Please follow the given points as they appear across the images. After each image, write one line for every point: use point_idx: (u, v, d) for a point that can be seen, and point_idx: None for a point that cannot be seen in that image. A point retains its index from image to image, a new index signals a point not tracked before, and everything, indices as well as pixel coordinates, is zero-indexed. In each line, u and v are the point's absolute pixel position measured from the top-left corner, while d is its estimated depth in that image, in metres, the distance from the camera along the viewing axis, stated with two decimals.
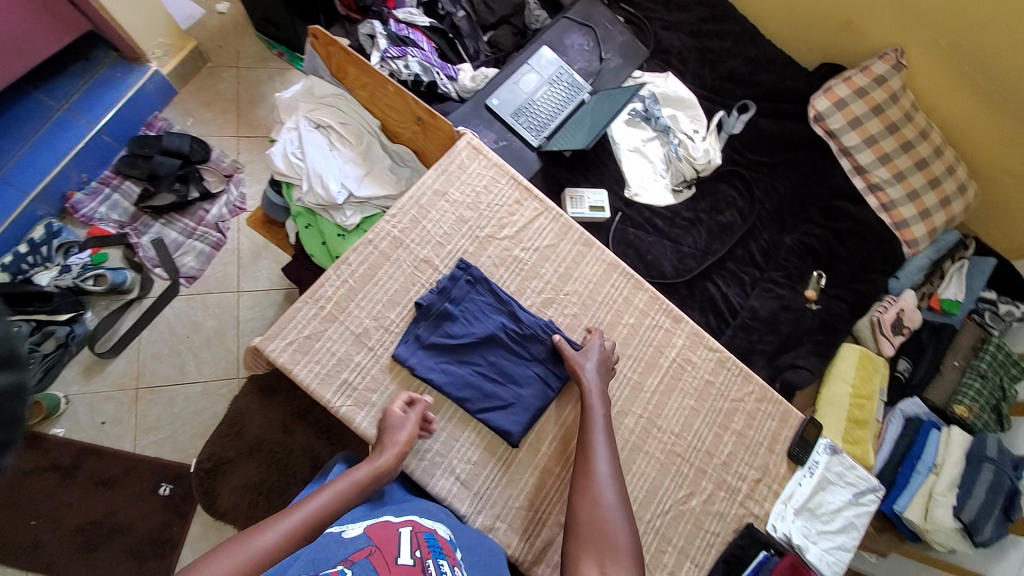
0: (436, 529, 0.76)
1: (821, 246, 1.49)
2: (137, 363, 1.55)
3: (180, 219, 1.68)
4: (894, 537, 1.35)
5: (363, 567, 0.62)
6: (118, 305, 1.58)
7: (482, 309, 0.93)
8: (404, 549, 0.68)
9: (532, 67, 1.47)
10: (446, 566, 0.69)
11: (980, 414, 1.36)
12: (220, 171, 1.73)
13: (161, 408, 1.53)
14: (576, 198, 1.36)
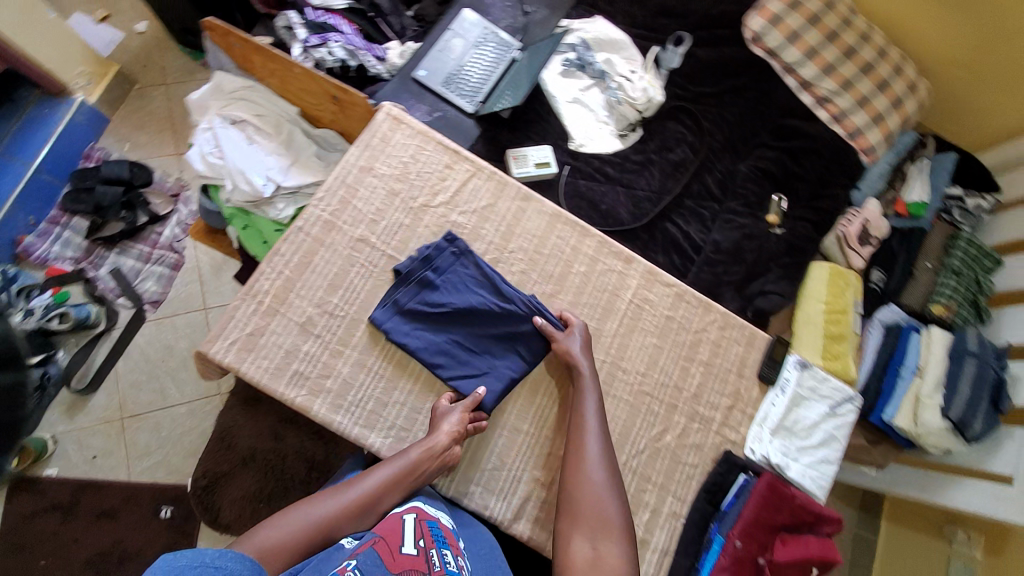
0: (438, 517, 0.78)
1: (778, 169, 1.46)
2: (117, 394, 1.54)
3: (134, 245, 1.64)
4: (891, 448, 1.32)
5: (367, 558, 0.65)
6: (87, 341, 1.55)
7: (462, 282, 0.91)
8: (408, 538, 0.70)
9: (455, 32, 1.42)
10: (449, 554, 0.70)
11: (960, 310, 1.34)
12: (165, 192, 1.69)
13: (149, 433, 1.52)
14: (519, 158, 1.33)
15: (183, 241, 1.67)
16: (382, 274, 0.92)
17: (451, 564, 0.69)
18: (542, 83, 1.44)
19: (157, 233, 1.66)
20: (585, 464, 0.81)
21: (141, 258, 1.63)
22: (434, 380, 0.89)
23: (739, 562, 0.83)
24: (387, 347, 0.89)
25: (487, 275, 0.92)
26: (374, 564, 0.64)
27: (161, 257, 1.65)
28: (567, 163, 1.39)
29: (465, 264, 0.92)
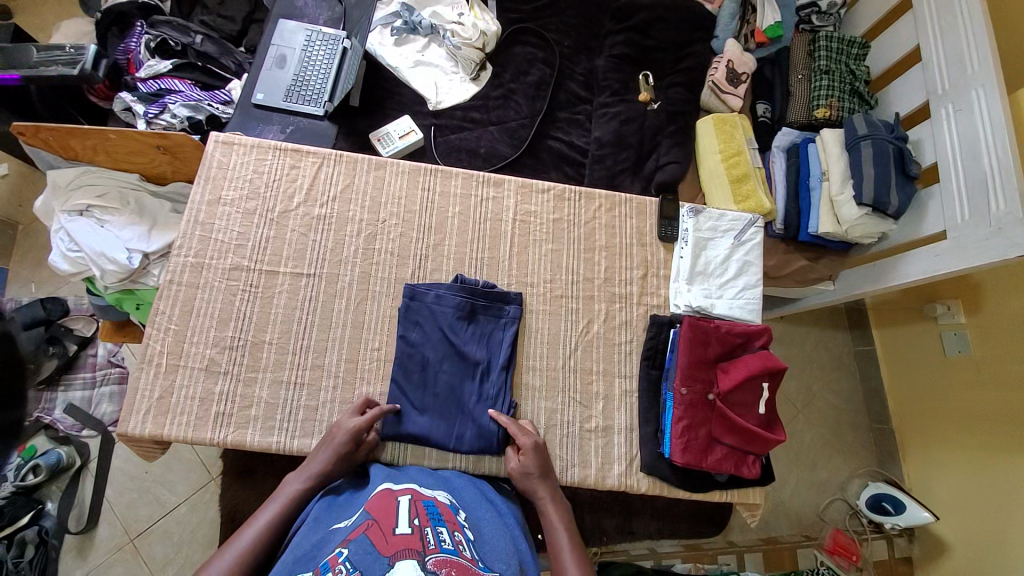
0: (435, 497, 0.74)
1: (632, 48, 1.46)
2: (119, 521, 1.38)
3: (76, 375, 1.46)
4: (835, 257, 1.38)
5: (358, 544, 0.59)
6: (72, 482, 1.38)
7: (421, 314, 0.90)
8: (402, 519, 0.65)
9: (278, 45, 1.35)
10: (445, 532, 0.64)
11: (842, 104, 1.35)
12: (87, 312, 1.52)
13: (164, 542, 1.38)
14: (382, 138, 1.31)
15: (121, 352, 1.50)
16: (265, 291, 0.91)
17: (447, 541, 0.63)
18: (371, 52, 1.42)
19: (93, 355, 1.48)
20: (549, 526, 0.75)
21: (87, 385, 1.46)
22: (354, 367, 0.89)
23: (692, 405, 0.85)
24: (297, 355, 0.89)
25: (425, 317, 0.90)
26: (366, 548, 0.58)
27: (107, 376, 1.49)
28: (431, 124, 1.38)
29: (400, 318, 0.91)
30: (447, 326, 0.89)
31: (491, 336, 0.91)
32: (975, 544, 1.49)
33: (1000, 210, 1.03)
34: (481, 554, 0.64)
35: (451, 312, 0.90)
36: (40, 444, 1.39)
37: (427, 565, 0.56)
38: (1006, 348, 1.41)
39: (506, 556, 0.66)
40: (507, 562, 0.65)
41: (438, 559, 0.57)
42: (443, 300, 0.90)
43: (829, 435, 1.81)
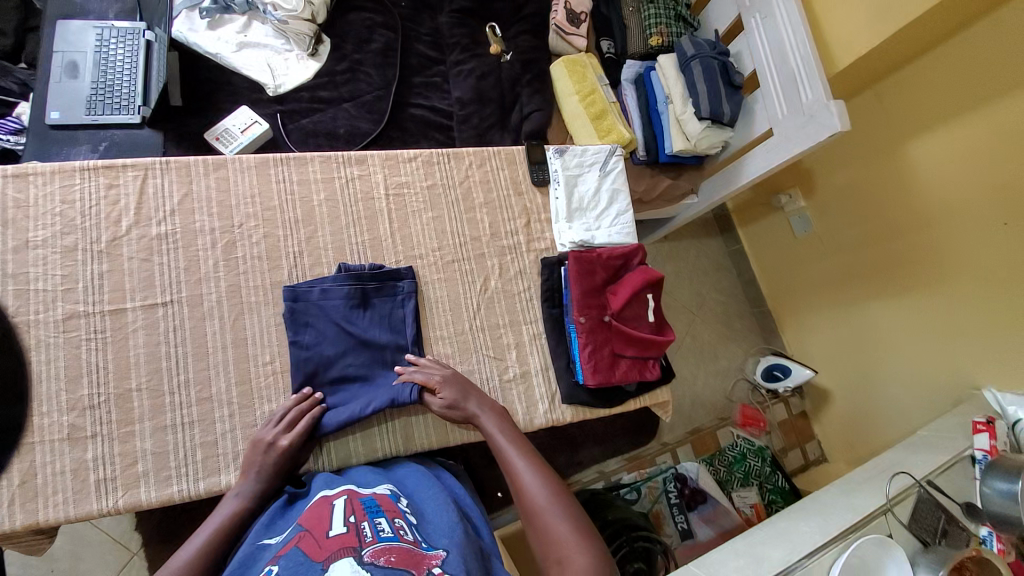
0: (374, 492, 0.73)
1: (470, 0, 1.44)
2: None
3: None
4: (693, 171, 1.53)
5: (289, 557, 0.57)
6: None
7: (310, 314, 0.85)
8: (337, 520, 0.64)
9: (59, 48, 1.14)
10: (384, 521, 0.65)
11: (670, 28, 1.46)
12: None
13: None
14: (221, 136, 1.18)
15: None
16: (116, 334, 0.80)
17: (386, 530, 0.63)
18: (180, 40, 1.24)
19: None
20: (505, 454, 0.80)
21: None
22: (248, 387, 0.83)
23: (592, 330, 0.92)
24: (177, 393, 0.80)
25: (318, 316, 0.86)
26: (298, 558, 0.57)
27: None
28: (276, 113, 1.27)
29: (286, 322, 0.85)
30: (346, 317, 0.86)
31: (394, 312, 0.90)
32: (846, 380, 1.81)
33: (809, 100, 1.19)
34: (424, 536, 0.65)
35: (341, 305, 0.86)
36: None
37: (365, 557, 0.56)
38: (843, 211, 1.67)
39: (446, 529, 0.67)
40: (449, 537, 0.66)
41: (376, 550, 0.58)
42: (331, 296, 0.86)
43: (723, 328, 2.06)
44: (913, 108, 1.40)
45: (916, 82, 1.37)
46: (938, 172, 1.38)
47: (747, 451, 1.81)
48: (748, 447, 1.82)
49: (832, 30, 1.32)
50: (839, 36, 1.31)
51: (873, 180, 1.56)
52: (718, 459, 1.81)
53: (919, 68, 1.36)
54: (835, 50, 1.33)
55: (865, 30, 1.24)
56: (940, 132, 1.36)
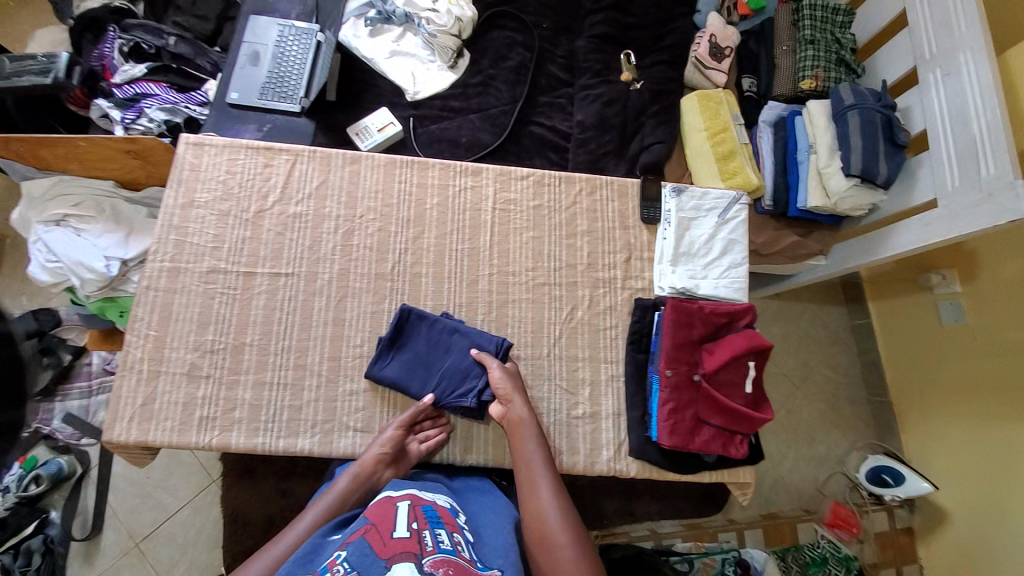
0: (434, 501, 0.74)
1: (613, 27, 1.43)
2: (124, 525, 1.33)
3: (73, 385, 1.39)
4: (825, 231, 1.36)
5: (355, 547, 0.59)
6: (74, 490, 1.32)
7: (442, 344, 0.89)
8: (400, 522, 0.65)
9: (251, 42, 1.35)
10: (444, 533, 0.65)
11: (829, 74, 1.30)
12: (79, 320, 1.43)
13: (168, 546, 1.33)
14: (361, 132, 1.29)
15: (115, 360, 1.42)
16: (244, 292, 0.91)
17: (445, 542, 0.64)
18: (345, 44, 1.39)
19: (87, 363, 1.41)
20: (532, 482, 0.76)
21: (84, 393, 1.38)
22: (337, 366, 0.89)
23: (678, 387, 0.84)
24: (278, 356, 0.89)
25: (433, 363, 0.88)
26: (364, 550, 0.58)
27: (103, 385, 1.41)
28: (410, 116, 1.35)
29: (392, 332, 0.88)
30: (444, 373, 0.87)
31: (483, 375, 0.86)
32: (974, 510, 1.49)
33: (990, 175, 1.02)
34: (479, 555, 0.65)
35: (454, 368, 0.87)
36: (40, 454, 1.34)
37: (425, 566, 0.57)
38: (1003, 313, 1.40)
39: (506, 546, 0.68)
40: (504, 557, 0.66)
41: (437, 560, 0.59)
42: (454, 351, 0.87)
43: (829, 408, 1.81)
44: None
45: None
46: None
47: (829, 556, 1.56)
48: (831, 552, 1.56)
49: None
50: None
51: None
52: (792, 556, 1.60)
53: None
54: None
55: None
56: None
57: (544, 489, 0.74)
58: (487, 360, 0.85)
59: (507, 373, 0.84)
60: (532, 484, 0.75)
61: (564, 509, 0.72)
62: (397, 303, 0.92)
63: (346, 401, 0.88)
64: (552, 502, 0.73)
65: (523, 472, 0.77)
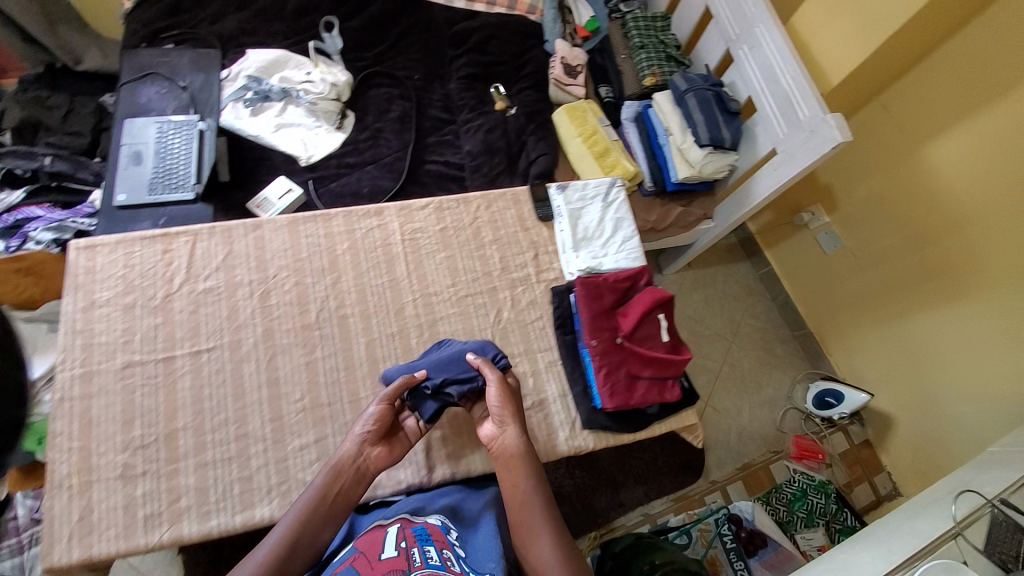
0: (426, 521, 0.75)
1: (477, 67, 1.59)
2: None
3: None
4: (704, 197, 1.55)
5: None
6: None
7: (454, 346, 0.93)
8: (388, 546, 0.67)
9: (130, 144, 1.35)
10: (432, 550, 0.66)
11: (663, 69, 1.53)
12: None
13: None
14: (262, 204, 1.32)
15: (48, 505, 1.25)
16: (167, 378, 0.90)
17: (434, 557, 0.65)
18: (229, 128, 1.43)
19: (11, 517, 1.22)
20: (533, 526, 0.75)
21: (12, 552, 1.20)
22: (281, 424, 0.89)
23: (605, 352, 0.92)
24: (216, 432, 0.88)
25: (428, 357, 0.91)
26: None
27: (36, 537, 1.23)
28: (308, 179, 1.39)
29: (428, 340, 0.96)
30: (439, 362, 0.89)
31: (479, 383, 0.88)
32: (908, 401, 1.66)
33: (806, 117, 1.23)
34: (469, 568, 0.67)
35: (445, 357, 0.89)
36: None
37: None
38: (867, 230, 1.61)
39: (495, 554, 0.71)
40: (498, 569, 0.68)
41: None
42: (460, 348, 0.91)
43: (761, 353, 1.98)
44: (922, 116, 1.37)
45: (923, 86, 1.35)
46: (958, 175, 1.34)
47: (806, 487, 1.69)
48: (808, 483, 1.70)
49: (823, 49, 1.31)
50: (831, 57, 1.30)
51: (894, 190, 1.50)
52: (775, 497, 1.69)
53: (920, 77, 1.35)
54: (825, 67, 1.32)
55: (856, 44, 1.24)
56: (954, 136, 1.32)
57: (545, 536, 0.73)
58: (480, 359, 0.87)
59: (501, 393, 0.84)
60: (534, 530, 0.74)
61: (563, 556, 0.71)
62: (329, 349, 0.93)
63: (297, 456, 0.87)
64: (553, 554, 0.72)
65: (522, 516, 0.76)
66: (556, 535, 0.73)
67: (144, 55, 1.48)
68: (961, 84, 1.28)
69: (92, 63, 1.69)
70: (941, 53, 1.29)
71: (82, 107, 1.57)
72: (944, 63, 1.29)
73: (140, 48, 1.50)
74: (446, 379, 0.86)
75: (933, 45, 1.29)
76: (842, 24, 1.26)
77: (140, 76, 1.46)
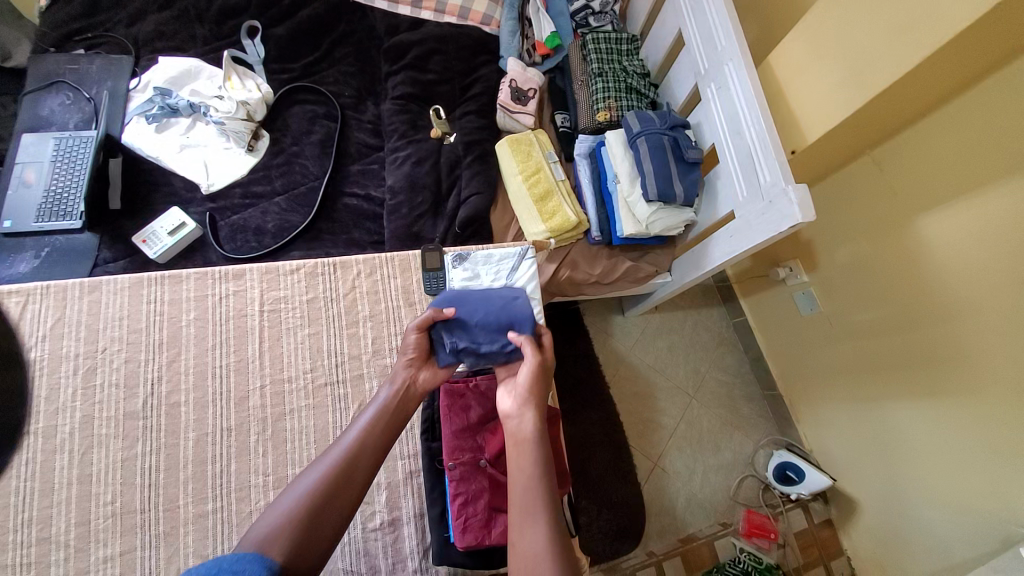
0: None
1: (415, 84, 1.41)
2: None
3: None
4: (656, 252, 1.37)
5: None
6: None
7: (484, 302, 0.90)
8: None
9: (23, 162, 1.22)
10: None
11: (620, 102, 1.32)
12: None
13: None
14: (149, 238, 1.19)
15: None
16: None
17: None
18: (127, 145, 1.30)
19: None
20: (529, 508, 0.68)
21: None
22: (86, 531, 0.80)
23: (465, 478, 0.82)
24: (17, 533, 0.79)
25: (476, 307, 0.89)
26: None
27: None
28: (207, 210, 1.27)
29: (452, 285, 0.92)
30: (474, 325, 0.87)
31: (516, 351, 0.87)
32: (878, 495, 1.43)
33: (768, 183, 1.00)
34: None
35: (486, 324, 0.87)
36: None
37: None
38: (851, 297, 1.39)
39: None
40: None
41: None
42: (501, 305, 0.89)
43: (724, 413, 1.78)
44: (921, 179, 1.15)
45: (923, 149, 1.12)
46: (952, 254, 1.12)
47: (750, 569, 1.45)
48: (752, 563, 1.47)
49: (802, 98, 1.09)
50: (808, 108, 1.08)
51: (881, 260, 1.29)
52: None
53: (920, 136, 1.12)
54: (802, 120, 1.10)
55: (838, 96, 1.00)
56: (952, 208, 1.10)
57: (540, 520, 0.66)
58: (523, 339, 0.83)
59: (535, 372, 0.80)
60: (526, 517, 0.67)
61: (557, 548, 0.63)
62: (151, 444, 0.85)
63: (97, 570, 0.78)
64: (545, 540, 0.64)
65: (522, 512, 0.68)
66: (550, 524, 0.65)
67: (52, 60, 1.34)
68: (973, 145, 1.03)
69: (21, 61, 1.41)
70: (946, 110, 1.05)
71: (3, 109, 1.37)
72: (950, 124, 1.05)
73: (47, 53, 1.36)
74: (467, 346, 0.85)
75: (938, 100, 1.06)
76: (829, 71, 1.02)
77: (45, 84, 1.31)
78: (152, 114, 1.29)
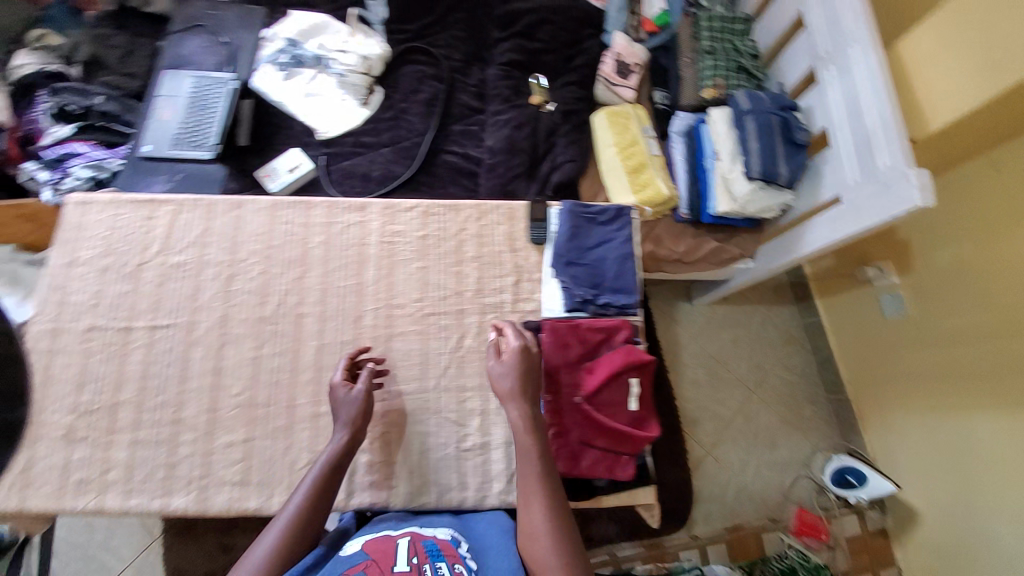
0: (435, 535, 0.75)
1: (521, 53, 1.46)
2: None
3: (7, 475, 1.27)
4: (746, 235, 1.36)
5: None
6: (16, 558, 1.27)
7: (604, 259, 1.04)
8: (399, 558, 0.66)
9: (166, 96, 1.35)
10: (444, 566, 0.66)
11: (729, 82, 1.33)
12: None
13: None
14: (270, 174, 1.32)
15: None
16: (121, 347, 0.95)
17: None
18: (254, 89, 1.42)
19: None
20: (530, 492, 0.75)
21: None
22: (215, 415, 0.91)
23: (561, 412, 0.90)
24: (159, 410, 0.91)
25: (599, 263, 1.04)
26: None
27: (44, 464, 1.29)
28: (322, 154, 1.37)
29: (573, 240, 1.04)
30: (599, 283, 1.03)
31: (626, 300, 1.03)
32: (943, 509, 1.39)
33: (885, 166, 0.98)
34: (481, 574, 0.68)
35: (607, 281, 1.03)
36: None
37: None
38: (944, 299, 1.34)
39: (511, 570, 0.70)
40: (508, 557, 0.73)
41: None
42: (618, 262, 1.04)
43: (786, 412, 1.75)
44: None
45: None
46: None
47: (797, 566, 1.47)
48: (800, 561, 1.48)
49: (928, 84, 1.06)
50: (933, 96, 1.05)
51: (984, 263, 1.23)
52: (758, 567, 1.51)
53: None
54: (925, 107, 1.07)
55: (971, 83, 0.97)
56: None
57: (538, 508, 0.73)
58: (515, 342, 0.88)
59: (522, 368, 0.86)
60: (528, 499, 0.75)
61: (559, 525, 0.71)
62: (278, 346, 0.96)
63: (222, 452, 0.90)
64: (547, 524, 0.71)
65: (522, 484, 0.77)
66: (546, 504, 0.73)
67: (195, 7, 1.48)
68: None
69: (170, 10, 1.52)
70: None
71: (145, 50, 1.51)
72: None
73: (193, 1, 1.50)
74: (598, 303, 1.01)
75: None
76: (964, 57, 0.98)
77: (187, 28, 1.45)
78: (280, 62, 1.41)
